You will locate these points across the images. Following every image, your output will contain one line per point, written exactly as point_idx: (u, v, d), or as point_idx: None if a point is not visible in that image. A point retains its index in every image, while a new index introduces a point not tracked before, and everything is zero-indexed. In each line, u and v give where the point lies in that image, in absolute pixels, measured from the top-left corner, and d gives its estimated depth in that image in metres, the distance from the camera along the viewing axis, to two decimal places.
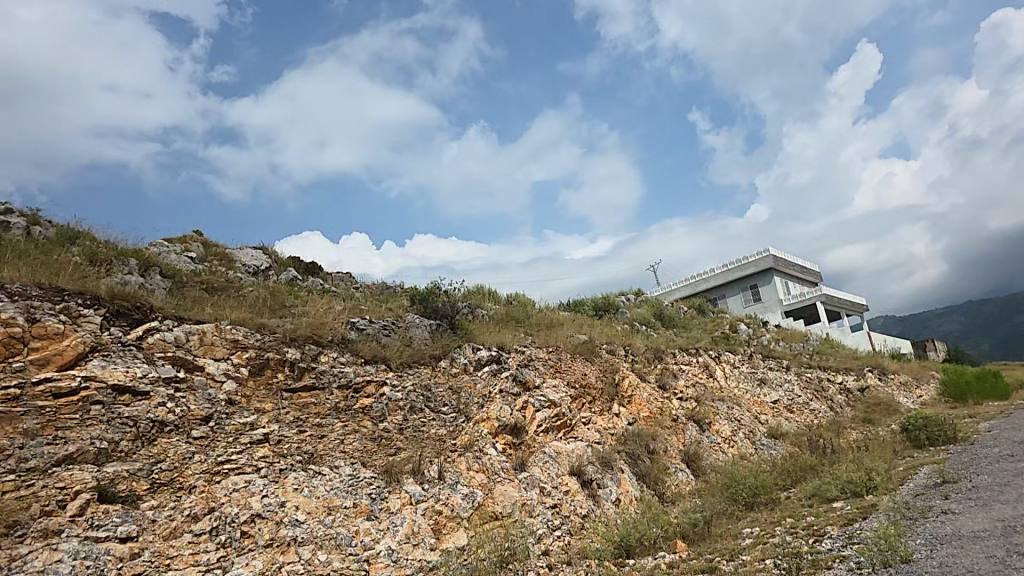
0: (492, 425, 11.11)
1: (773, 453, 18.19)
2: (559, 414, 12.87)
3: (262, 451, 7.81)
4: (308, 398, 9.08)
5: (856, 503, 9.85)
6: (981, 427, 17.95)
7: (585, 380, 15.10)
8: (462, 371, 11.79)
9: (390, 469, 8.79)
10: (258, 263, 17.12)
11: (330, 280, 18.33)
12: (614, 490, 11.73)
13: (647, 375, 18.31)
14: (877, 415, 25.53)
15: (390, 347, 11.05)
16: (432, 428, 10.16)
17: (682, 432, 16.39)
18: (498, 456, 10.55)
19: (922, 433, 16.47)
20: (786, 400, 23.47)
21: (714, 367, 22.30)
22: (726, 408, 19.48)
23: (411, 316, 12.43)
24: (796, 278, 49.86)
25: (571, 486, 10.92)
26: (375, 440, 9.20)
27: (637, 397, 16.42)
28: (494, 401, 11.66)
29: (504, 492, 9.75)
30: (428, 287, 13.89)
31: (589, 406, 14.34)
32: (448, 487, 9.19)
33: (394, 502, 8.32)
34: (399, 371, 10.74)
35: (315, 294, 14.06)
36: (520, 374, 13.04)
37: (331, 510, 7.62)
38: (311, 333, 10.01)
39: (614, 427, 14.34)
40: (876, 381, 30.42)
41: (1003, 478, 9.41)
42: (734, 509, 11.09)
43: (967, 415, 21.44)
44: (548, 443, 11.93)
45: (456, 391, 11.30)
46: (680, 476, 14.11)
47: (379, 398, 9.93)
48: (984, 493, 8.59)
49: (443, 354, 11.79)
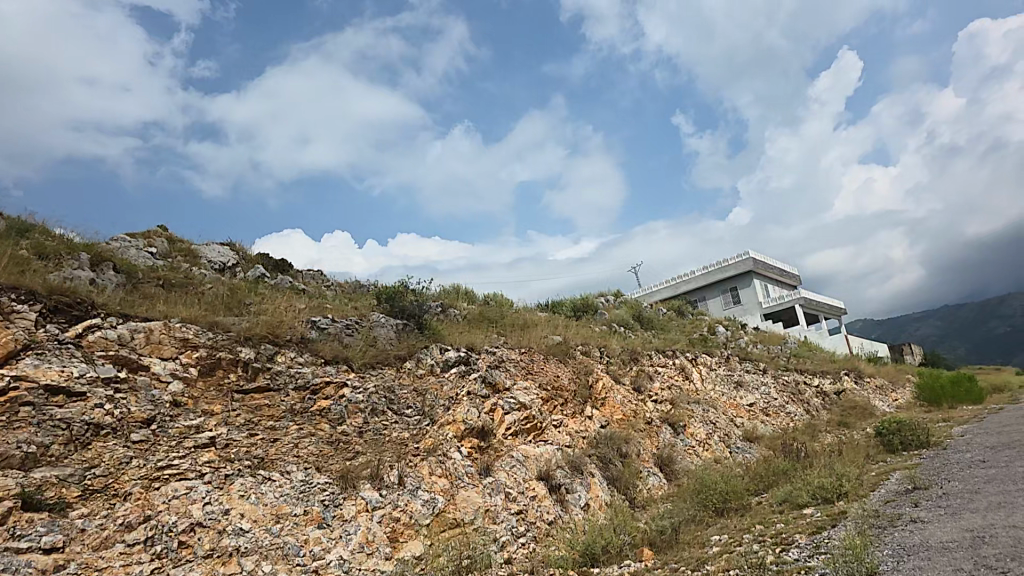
0: (458, 428, 10.77)
1: (747, 456, 18.06)
2: (528, 416, 12.57)
3: (208, 456, 7.44)
4: (261, 400, 8.72)
5: (826, 510, 9.65)
6: (954, 432, 17.92)
7: (557, 382, 14.83)
8: (428, 373, 11.46)
9: (346, 474, 8.43)
10: (225, 259, 16.69)
11: (300, 277, 17.94)
12: (583, 495, 11.46)
13: (622, 377, 18.10)
14: (852, 418, 25.54)
15: (353, 347, 10.70)
16: (394, 431, 9.82)
17: (655, 435, 16.18)
18: (463, 461, 10.21)
19: (895, 437, 16.39)
20: (763, 402, 23.39)
21: (690, 368, 22.16)
22: (702, 411, 19.32)
23: (377, 316, 12.09)
24: (775, 281, 50.07)
25: (538, 491, 10.62)
26: (332, 443, 8.84)
27: (610, 399, 16.18)
28: (461, 403, 11.34)
29: (467, 498, 9.42)
30: (396, 286, 13.55)
31: (561, 409, 14.07)
32: (408, 492, 8.86)
33: (349, 509, 7.97)
34: (361, 372, 10.39)
35: (280, 292, 13.65)
36: (490, 375, 12.74)
37: (279, 518, 7.27)
38: (267, 332, 9.64)
39: (586, 430, 14.07)
40: (852, 384, 30.49)
41: (974, 485, 9.26)
42: (704, 516, 10.85)
43: (941, 420, 21.45)
44: (517, 446, 11.61)
45: (422, 393, 10.97)
46: (652, 480, 13.90)
47: (338, 400, 9.57)
48: (955, 501, 8.41)
49: (409, 354, 11.46)
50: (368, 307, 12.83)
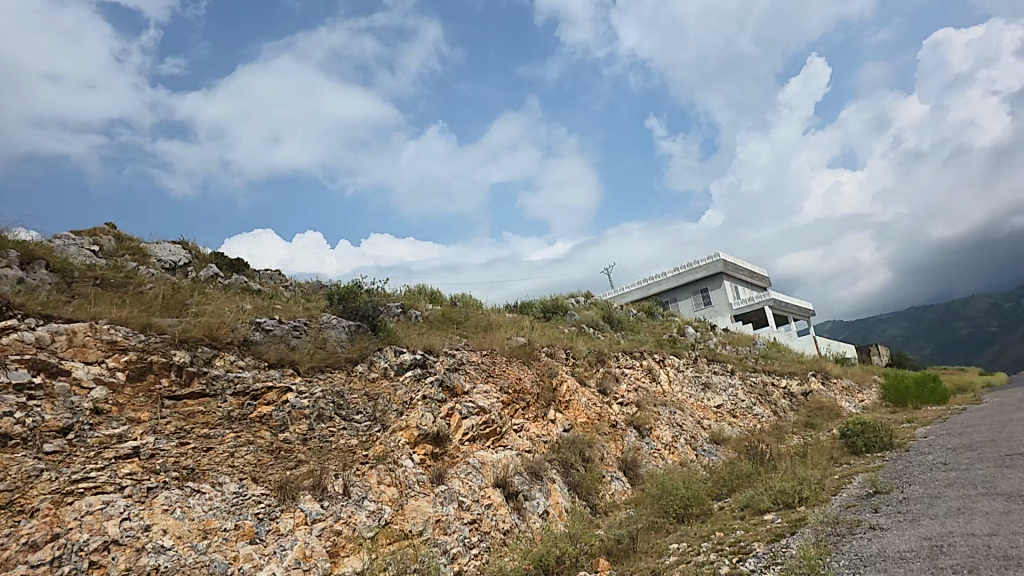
0: (411, 435, 10.33)
1: (713, 459, 17.89)
2: (487, 421, 12.17)
3: (130, 467, 6.97)
4: (195, 406, 8.24)
5: (786, 517, 9.43)
6: (917, 433, 17.95)
7: (519, 385, 14.44)
8: (381, 377, 11.01)
9: (284, 484, 8.00)
10: (176, 258, 16.07)
11: (256, 278, 17.34)
12: (542, 502, 11.11)
13: (588, 379, 17.79)
14: (819, 419, 25.61)
15: (300, 349, 10.21)
16: (341, 438, 9.36)
17: (620, 438, 15.91)
18: (415, 468, 9.77)
19: (859, 439, 16.33)
20: (730, 404, 23.31)
21: (658, 370, 21.99)
22: (668, 413, 19.12)
23: (328, 317, 11.62)
24: (745, 282, 50.39)
25: (494, 499, 10.24)
26: (272, 452, 8.41)
27: (574, 402, 15.84)
28: (415, 408, 10.91)
29: (417, 508, 8.99)
30: (351, 286, 13.07)
31: (522, 412, 13.68)
32: (352, 503, 8.42)
33: (286, 523, 7.56)
34: (308, 376, 9.92)
35: (229, 292, 13.09)
36: (447, 379, 12.32)
37: (206, 534, 6.86)
38: (206, 334, 9.15)
39: (548, 434, 13.69)
40: (820, 385, 30.63)
41: (934, 490, 9.10)
42: (664, 523, 10.55)
43: (905, 421, 21.54)
44: (474, 452, 11.19)
45: (373, 398, 10.51)
46: (615, 485, 13.63)
47: (281, 406, 9.10)
48: (914, 507, 8.23)
49: (360, 357, 11.01)
50: (320, 308, 12.34)
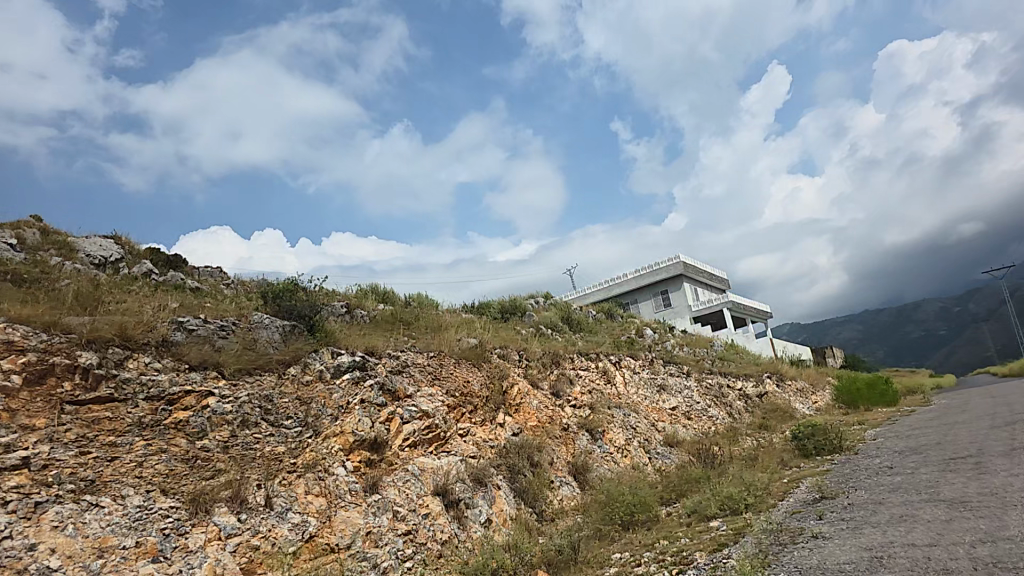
0: (345, 441, 9.79)
1: (666, 462, 17.73)
2: (430, 425, 11.68)
3: (17, 480, 6.37)
4: (101, 412, 7.70)
5: (731, 523, 9.19)
6: (867, 435, 18.05)
7: (467, 387, 13.89)
8: (316, 380, 10.45)
9: (197, 497, 7.46)
10: (107, 254, 15.23)
11: (195, 275, 16.54)
12: (485, 510, 10.70)
13: (541, 381, 17.42)
14: (772, 421, 25.75)
15: (225, 351, 9.68)
16: (266, 445, 8.82)
17: (571, 442, 15.59)
18: (347, 477, 9.23)
19: (809, 442, 16.32)
20: (685, 406, 23.23)
21: (614, 372, 21.77)
22: (622, 416, 18.87)
23: (259, 316, 11.03)
24: (704, 284, 50.83)
25: (432, 508, 9.77)
26: (187, 461, 7.89)
27: (526, 405, 15.43)
28: (351, 413, 10.37)
29: (346, 519, 8.47)
30: (288, 283, 12.46)
31: (469, 416, 13.15)
32: (274, 515, 7.89)
33: (196, 539, 7.04)
34: (233, 379, 9.37)
35: (158, 289, 12.37)
36: (389, 382, 11.79)
37: (102, 553, 6.32)
38: (117, 334, 8.64)
39: (495, 439, 13.19)
40: (775, 387, 30.85)
41: (879, 495, 8.97)
42: (609, 532, 10.22)
43: (855, 423, 21.71)
44: (414, 459, 10.67)
45: (305, 402, 9.95)
46: (564, 490, 13.27)
47: (200, 411, 8.57)
48: (857, 514, 8.05)
49: (293, 359, 10.46)
50: (254, 307, 11.73)
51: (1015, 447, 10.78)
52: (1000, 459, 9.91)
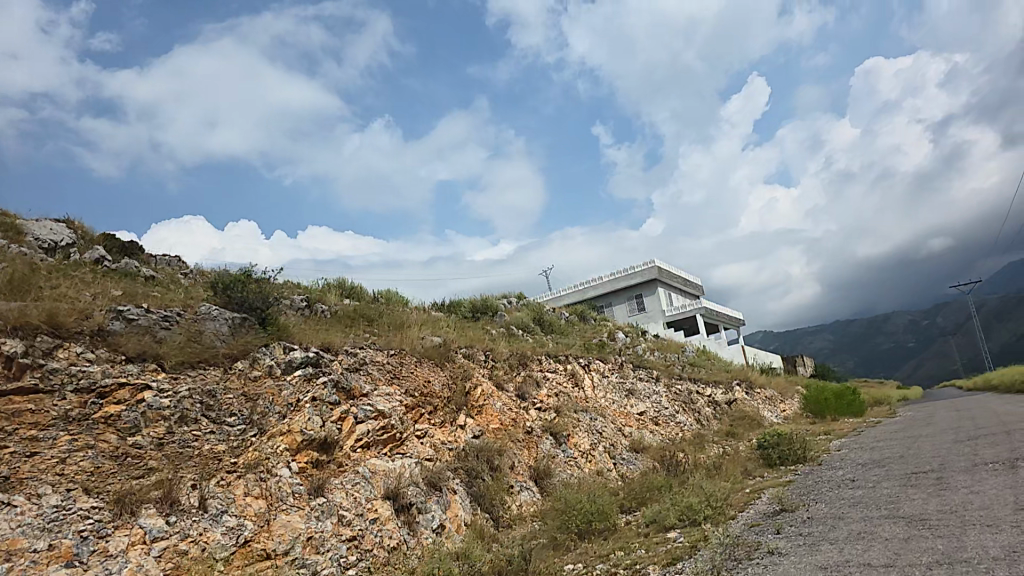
0: (292, 441, 9.32)
1: (631, 468, 17.50)
2: (386, 426, 11.24)
3: None
4: (24, 404, 7.22)
5: (688, 535, 8.95)
6: (832, 446, 18.00)
7: (428, 387, 13.46)
8: (264, 375, 9.97)
9: (123, 497, 6.98)
10: (57, 238, 14.55)
11: (151, 262, 15.91)
12: (438, 515, 10.34)
13: (506, 383, 17.07)
14: (740, 429, 25.69)
15: (167, 343, 9.21)
16: (206, 443, 8.35)
17: (535, 445, 15.28)
18: (291, 478, 8.77)
19: (774, 452, 16.20)
20: (653, 411, 23.05)
21: (582, 375, 21.52)
22: (588, 420, 18.60)
23: (207, 308, 10.54)
24: (679, 290, 50.96)
25: (382, 513, 9.38)
26: (116, 459, 7.41)
27: (489, 407, 15.06)
28: (301, 411, 9.89)
29: (286, 524, 8.04)
30: (241, 273, 11.96)
31: (429, 417, 12.74)
32: (207, 518, 7.43)
33: (117, 542, 6.57)
34: (174, 373, 8.89)
35: (104, 276, 11.81)
36: (344, 380, 11.30)
37: (9, 556, 5.84)
38: (47, 321, 8.14)
39: (455, 441, 12.80)
40: (744, 395, 30.86)
41: (840, 510, 8.77)
42: (564, 541, 9.92)
43: (822, 432, 21.70)
44: (366, 460, 10.24)
45: (251, 399, 9.47)
46: (524, 496, 12.96)
47: (134, 405, 8.08)
48: (816, 529, 7.82)
49: (242, 353, 9.98)
50: (203, 298, 11.22)
51: (976, 462, 10.69)
52: (961, 474, 9.79)
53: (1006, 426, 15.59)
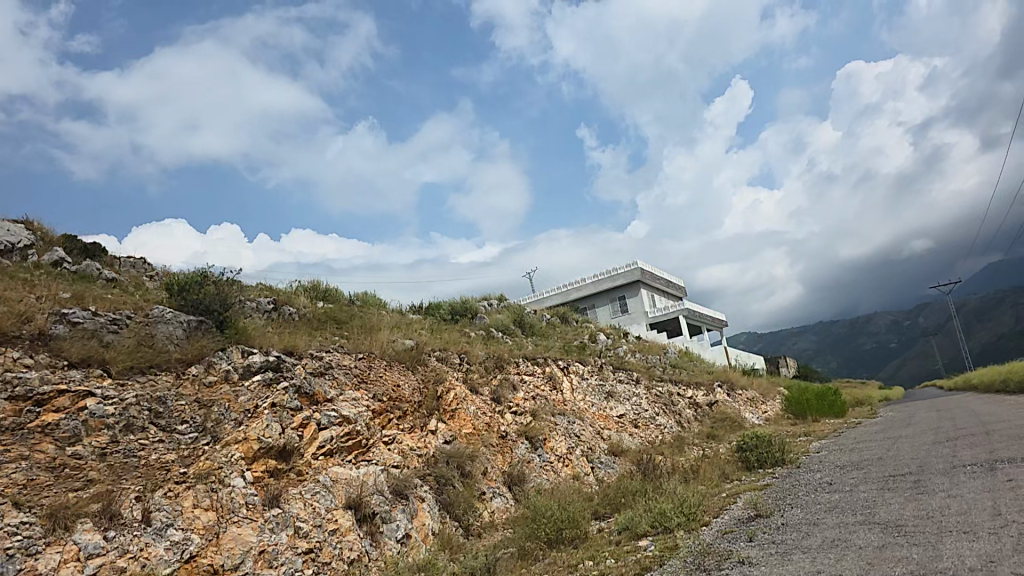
0: (248, 449, 8.90)
1: (609, 472, 17.22)
2: (351, 432, 10.84)
3: None
4: None
5: (660, 544, 8.67)
6: (811, 448, 17.81)
7: (397, 392, 13.06)
8: (220, 381, 9.55)
9: (57, 511, 6.53)
10: (15, 239, 13.81)
11: (112, 263, 15.39)
12: (403, 525, 9.98)
13: (482, 386, 16.71)
14: (721, 431, 25.52)
15: (115, 348, 8.78)
16: (153, 453, 7.92)
17: (509, 451, 14.93)
18: (245, 489, 8.36)
19: (752, 454, 15.97)
20: (633, 414, 22.78)
21: (561, 378, 21.22)
22: (566, 424, 18.30)
23: (160, 310, 10.13)
24: (662, 291, 50.93)
25: (342, 523, 8.99)
26: (52, 470, 6.98)
27: (462, 411, 14.70)
28: (260, 418, 9.46)
29: (237, 537, 7.64)
30: (200, 275, 11.53)
31: (397, 423, 12.37)
32: (150, 533, 7.00)
33: (47, 560, 6.13)
34: (121, 379, 8.47)
35: (56, 278, 11.33)
36: (308, 384, 10.86)
37: None
38: None
39: (424, 447, 12.44)
40: (725, 396, 30.72)
41: (814, 515, 8.52)
42: (532, 550, 9.61)
43: (802, 434, 21.57)
44: (327, 468, 9.84)
45: (205, 405, 9.04)
46: (496, 502, 12.62)
47: (74, 414, 7.65)
48: (789, 537, 7.55)
49: (196, 358, 9.55)
50: (157, 301, 10.80)
51: (955, 464, 10.50)
52: (939, 477, 9.58)
53: (985, 427, 15.44)
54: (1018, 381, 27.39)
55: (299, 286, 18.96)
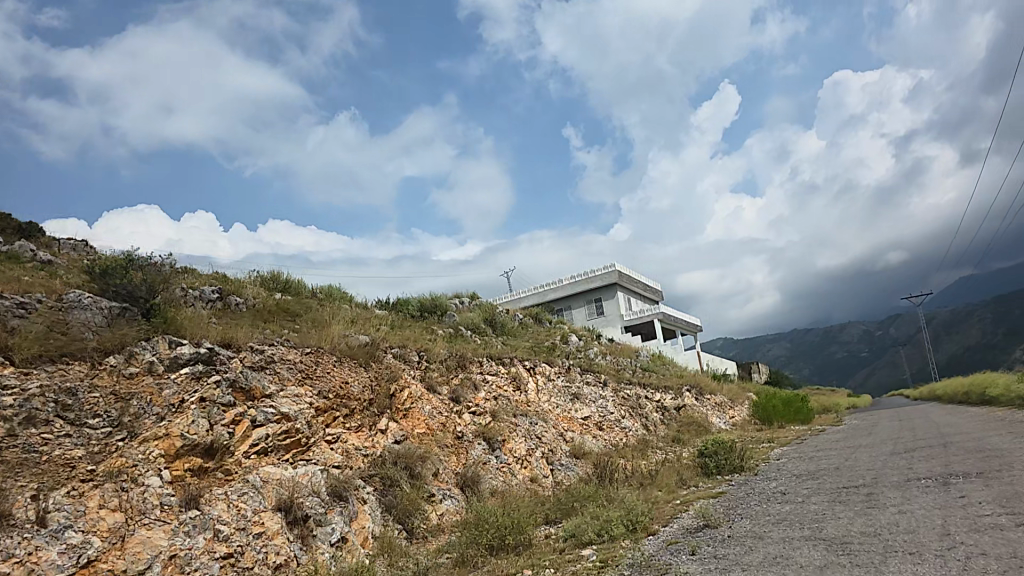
0: (169, 446, 8.38)
1: (568, 475, 16.84)
2: (289, 431, 10.30)
3: None
4: None
5: (602, 553, 8.30)
6: (773, 454, 17.57)
7: (345, 389, 12.53)
8: (143, 373, 9.01)
9: None
10: None
11: (51, 245, 14.68)
12: (340, 527, 9.47)
13: (440, 385, 16.21)
14: (686, 436, 25.30)
15: (23, 334, 8.22)
16: (57, 448, 7.36)
17: (463, 452, 14.46)
18: (160, 488, 7.82)
19: (712, 460, 15.65)
20: (598, 416, 22.42)
21: (525, 378, 20.80)
22: (527, 425, 17.87)
23: (75, 295, 9.62)
24: (638, 295, 50.77)
25: (269, 526, 8.46)
26: None
27: (415, 411, 14.20)
28: (184, 413, 8.94)
29: (146, 541, 7.11)
30: (128, 259, 10.96)
31: (343, 421, 11.84)
32: (43, 535, 6.45)
33: None
34: (27, 368, 7.89)
35: None
36: (244, 378, 10.30)
37: None
38: None
39: (372, 447, 11.93)
40: (694, 401, 30.52)
41: (762, 528, 8.18)
42: (472, 557, 9.14)
43: (766, 440, 21.37)
44: (259, 468, 9.30)
45: (124, 398, 8.50)
46: (446, 504, 12.15)
47: None
48: (732, 551, 7.20)
49: (116, 348, 9.01)
50: (75, 284, 10.27)
51: (910, 477, 10.25)
52: (892, 491, 9.31)
53: (944, 438, 15.31)
54: (982, 393, 27.42)
55: (256, 277, 18.30)
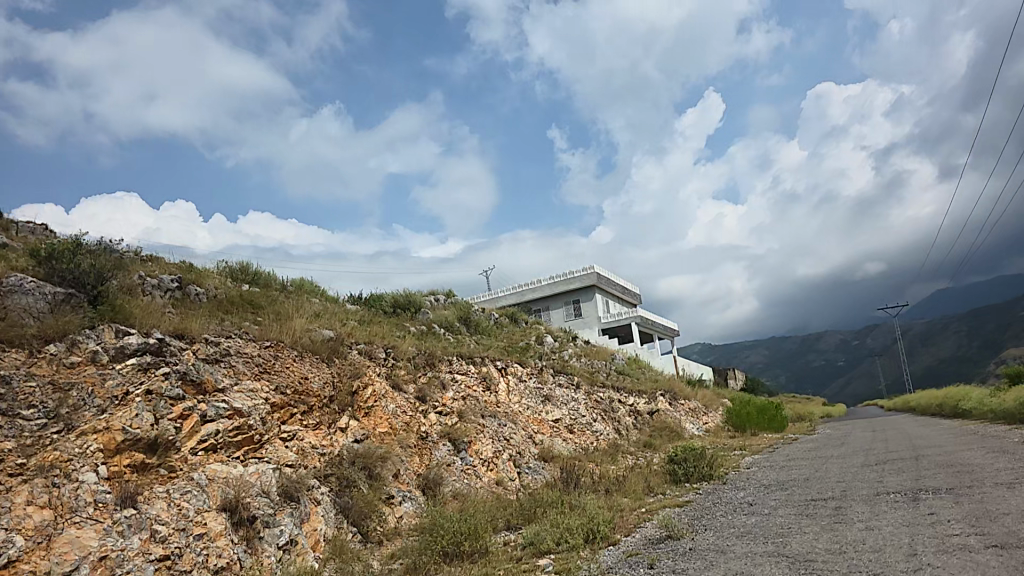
0: (109, 441, 7.96)
1: (535, 479, 16.59)
2: (242, 427, 9.91)
3: None
4: None
5: (558, 564, 8.03)
6: (743, 463, 17.45)
7: (305, 384, 12.15)
8: (85, 362, 8.59)
9: None
10: None
11: (6, 227, 14.11)
12: (289, 529, 9.09)
13: (407, 384, 15.85)
14: (658, 441, 25.17)
15: None
16: None
17: (427, 453, 14.13)
18: (96, 485, 7.41)
19: (680, 467, 15.48)
20: (569, 419, 22.19)
21: (496, 379, 20.49)
22: (495, 426, 17.57)
23: (17, 280, 9.17)
24: (616, 298, 50.71)
25: (212, 526, 8.07)
26: None
27: (378, 409, 13.83)
28: (128, 406, 8.53)
29: (75, 540, 6.70)
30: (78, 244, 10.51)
31: (300, 419, 11.45)
32: None
33: None
34: None
35: None
36: (195, 371, 9.89)
37: None
38: None
39: (330, 446, 11.56)
40: (667, 406, 30.41)
41: (724, 541, 7.97)
42: (425, 564, 8.82)
43: (736, 447, 21.27)
44: (206, 465, 8.89)
45: (63, 388, 8.08)
46: (405, 507, 11.82)
47: None
48: (692, 566, 6.96)
49: (58, 336, 8.58)
50: (20, 268, 9.80)
51: (878, 491, 10.12)
52: (859, 505, 9.16)
53: (913, 451, 15.27)
54: (951, 407, 27.59)
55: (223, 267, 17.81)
